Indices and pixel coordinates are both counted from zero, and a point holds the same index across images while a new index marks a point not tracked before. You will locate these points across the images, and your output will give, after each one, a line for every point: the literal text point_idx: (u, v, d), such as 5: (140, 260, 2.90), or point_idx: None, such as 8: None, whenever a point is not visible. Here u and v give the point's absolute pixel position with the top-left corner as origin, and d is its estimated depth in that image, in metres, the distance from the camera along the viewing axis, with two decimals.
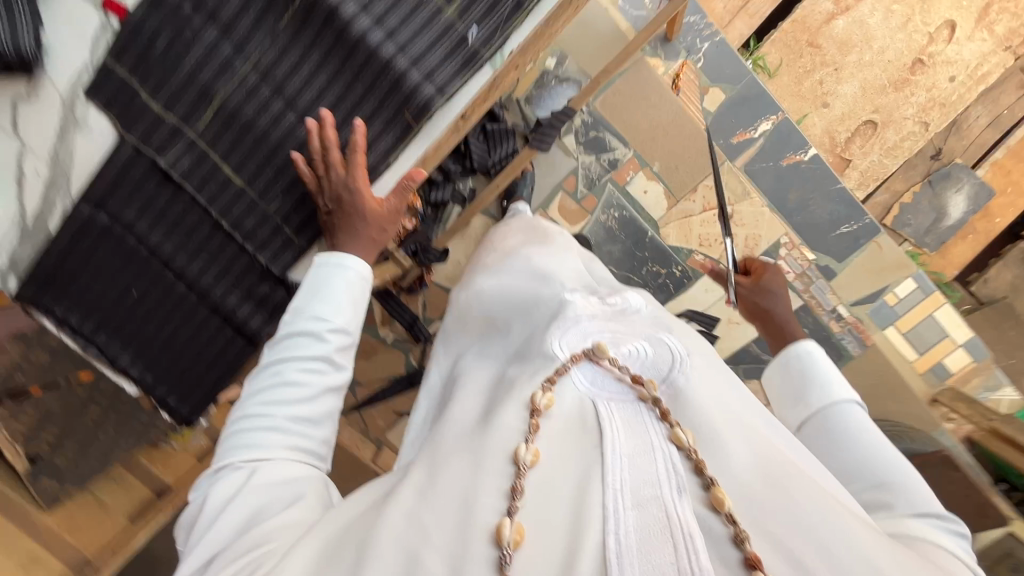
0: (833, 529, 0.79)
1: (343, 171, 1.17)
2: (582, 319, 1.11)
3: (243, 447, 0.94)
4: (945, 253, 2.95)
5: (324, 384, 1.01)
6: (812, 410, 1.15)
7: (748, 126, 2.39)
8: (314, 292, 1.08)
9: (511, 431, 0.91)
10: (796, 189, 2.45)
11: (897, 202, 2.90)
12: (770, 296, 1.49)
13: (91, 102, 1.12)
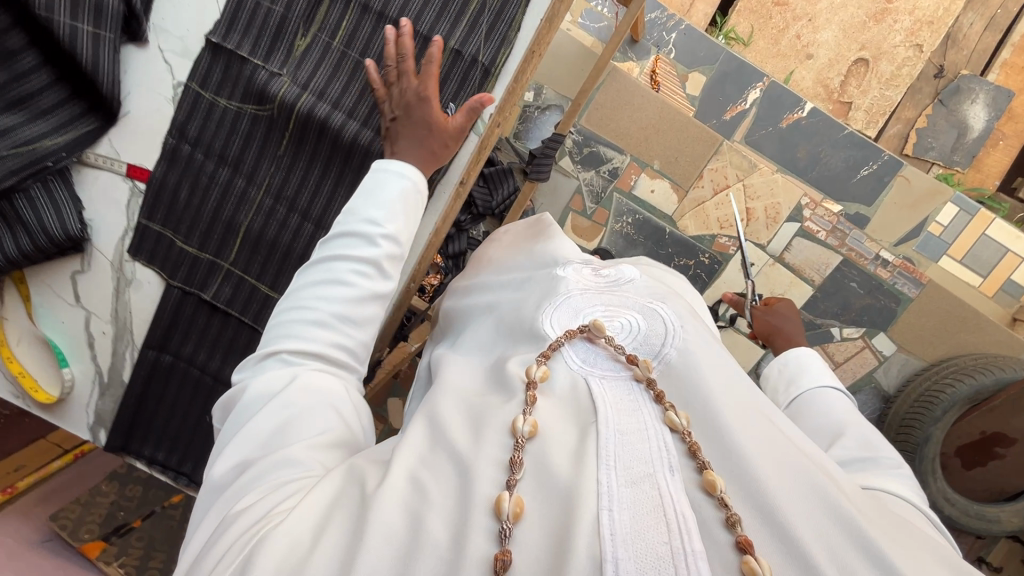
0: (825, 503, 0.70)
1: (416, 81, 1.13)
2: (573, 295, 1.06)
3: (294, 325, 0.95)
4: (979, 166, 2.84)
5: (368, 290, 1.01)
6: (800, 390, 1.18)
7: (738, 100, 2.37)
8: (366, 192, 1.06)
9: (508, 410, 0.85)
10: (802, 147, 2.40)
11: (912, 129, 2.80)
12: (781, 316, 1.57)
13: (137, 260, 1.28)
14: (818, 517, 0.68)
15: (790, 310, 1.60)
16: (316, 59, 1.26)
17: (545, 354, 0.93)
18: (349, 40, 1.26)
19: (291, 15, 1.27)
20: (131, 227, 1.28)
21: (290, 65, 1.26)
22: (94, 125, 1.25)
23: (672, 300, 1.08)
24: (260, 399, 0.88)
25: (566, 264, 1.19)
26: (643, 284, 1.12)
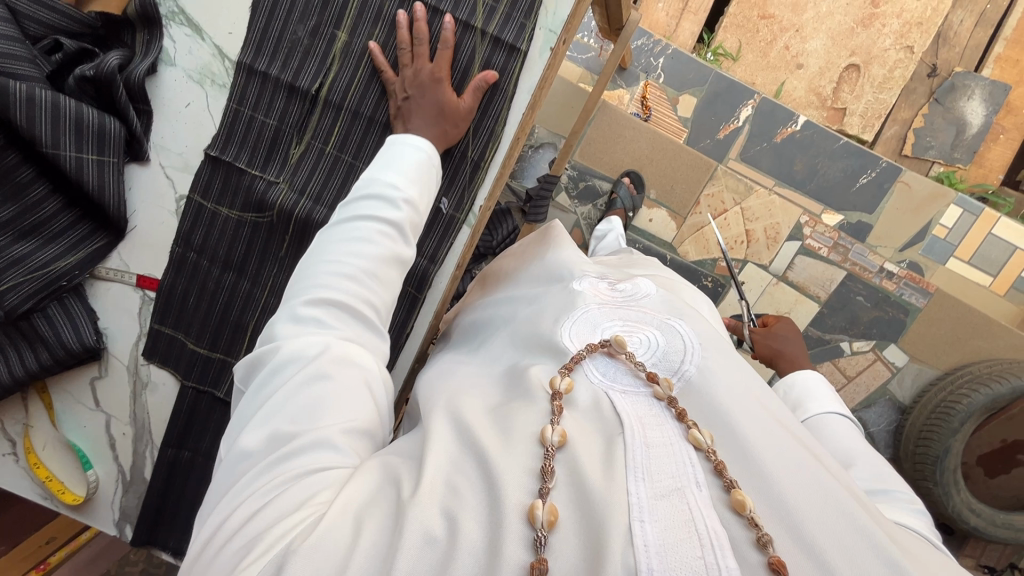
0: (855, 528, 0.68)
1: (429, 64, 1.17)
2: (591, 308, 1.03)
3: (323, 284, 0.90)
4: (981, 162, 2.81)
5: (393, 249, 0.98)
6: (807, 415, 1.17)
7: (730, 118, 2.37)
8: (386, 162, 1.05)
9: (533, 420, 0.81)
10: (800, 160, 2.39)
11: (909, 130, 2.77)
12: (781, 339, 1.54)
13: (151, 362, 1.28)
14: (844, 541, 0.66)
15: (789, 330, 1.60)
16: (311, 165, 1.27)
17: (568, 365, 0.90)
18: (342, 145, 1.26)
19: (284, 126, 1.28)
20: (145, 334, 1.28)
21: (287, 171, 1.27)
22: (103, 242, 1.25)
23: (686, 314, 1.06)
24: (293, 361, 0.83)
25: (580, 279, 1.16)
26: (659, 299, 1.09)
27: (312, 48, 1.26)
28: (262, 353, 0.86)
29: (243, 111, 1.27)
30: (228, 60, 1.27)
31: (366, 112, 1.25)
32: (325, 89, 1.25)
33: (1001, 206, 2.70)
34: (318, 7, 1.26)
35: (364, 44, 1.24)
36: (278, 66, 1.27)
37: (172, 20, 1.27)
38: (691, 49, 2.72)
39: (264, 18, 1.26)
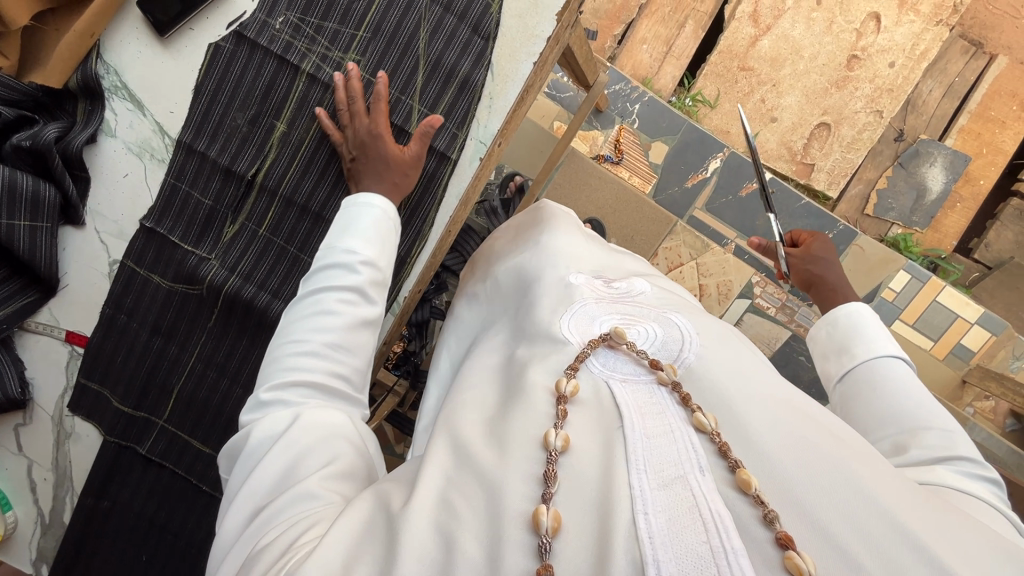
0: (863, 497, 0.65)
1: (367, 121, 1.17)
2: (586, 303, 1.00)
3: (282, 367, 0.94)
4: (937, 227, 2.86)
5: (354, 316, 1.00)
6: (857, 363, 1.07)
7: (699, 168, 2.43)
8: (349, 228, 1.08)
9: (535, 418, 0.80)
10: (761, 217, 2.45)
11: (874, 189, 2.82)
12: (823, 263, 1.42)
13: (77, 415, 1.22)
14: (858, 512, 0.64)
15: (829, 257, 1.44)
16: (244, 247, 1.24)
17: (573, 364, 0.87)
18: (276, 229, 1.24)
19: (219, 205, 1.24)
20: (69, 389, 1.22)
21: (220, 249, 1.23)
22: (34, 296, 1.18)
23: (683, 309, 1.04)
24: (264, 444, 0.86)
25: (576, 269, 1.12)
26: (654, 294, 1.08)
27: (251, 133, 1.23)
28: (239, 440, 0.90)
29: (180, 188, 1.22)
30: (168, 137, 1.21)
31: (302, 200, 1.24)
32: (262, 175, 1.23)
33: (950, 273, 2.77)
34: (259, 92, 1.23)
35: (303, 135, 1.23)
36: (217, 148, 1.22)
37: (114, 91, 1.19)
38: (671, 93, 2.76)
39: (204, 98, 1.21)
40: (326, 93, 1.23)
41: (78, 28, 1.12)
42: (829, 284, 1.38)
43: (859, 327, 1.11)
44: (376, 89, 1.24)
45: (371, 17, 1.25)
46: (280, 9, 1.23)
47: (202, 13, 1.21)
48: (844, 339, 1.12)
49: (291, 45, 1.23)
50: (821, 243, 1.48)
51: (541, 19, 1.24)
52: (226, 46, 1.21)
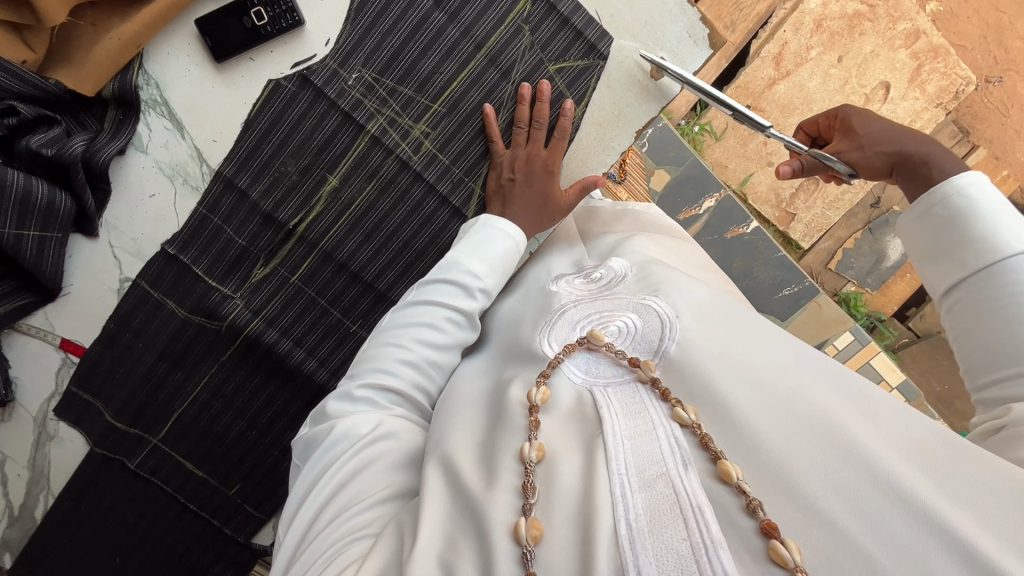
0: (871, 479, 0.53)
1: (544, 150, 0.94)
2: (567, 309, 0.82)
3: (374, 370, 0.77)
4: (886, 290, 2.62)
5: (458, 342, 0.82)
6: (966, 274, 0.79)
7: (695, 204, 2.32)
8: (472, 245, 0.86)
9: (512, 432, 0.68)
10: (740, 258, 2.31)
11: (839, 247, 2.61)
12: (876, 125, 0.96)
13: (63, 419, 0.92)
14: (857, 487, 0.53)
15: (882, 122, 0.96)
16: (269, 299, 0.95)
17: (545, 371, 0.73)
18: (310, 279, 0.95)
19: (252, 247, 0.94)
20: (59, 394, 0.92)
21: (248, 288, 0.94)
22: None
23: (679, 283, 0.80)
24: (342, 444, 0.71)
25: (557, 276, 0.92)
26: (640, 273, 0.84)
27: (300, 182, 0.94)
28: (313, 433, 0.75)
29: (211, 222, 0.93)
30: (208, 164, 0.93)
31: (343, 259, 0.96)
32: (305, 224, 0.94)
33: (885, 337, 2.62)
34: (316, 142, 0.93)
35: (357, 195, 0.95)
36: (259, 189, 0.93)
37: (151, 106, 0.92)
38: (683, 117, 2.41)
39: (253, 134, 0.93)
40: (388, 158, 0.96)
41: (123, 34, 0.86)
42: (908, 155, 0.90)
43: (968, 219, 0.79)
44: (442, 167, 0.97)
45: (453, 89, 0.96)
46: (357, 60, 0.94)
47: (268, 42, 0.92)
48: (939, 235, 0.82)
49: (361, 101, 0.94)
50: (861, 113, 0.99)
51: (619, 132, 1.03)
52: (288, 86, 0.92)
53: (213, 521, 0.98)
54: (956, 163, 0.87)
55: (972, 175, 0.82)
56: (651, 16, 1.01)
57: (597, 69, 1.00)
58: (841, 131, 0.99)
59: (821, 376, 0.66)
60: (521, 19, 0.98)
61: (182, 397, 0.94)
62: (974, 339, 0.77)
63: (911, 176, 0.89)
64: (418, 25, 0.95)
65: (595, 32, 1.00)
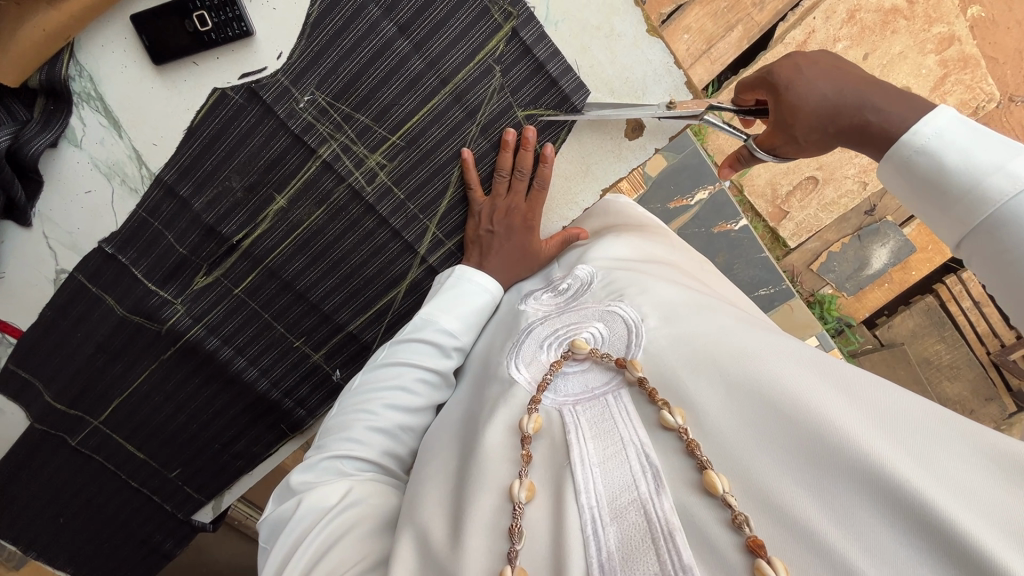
0: (857, 483, 0.48)
1: (523, 204, 0.93)
2: (534, 326, 0.78)
3: (342, 437, 0.75)
4: (861, 295, 2.01)
5: (433, 401, 0.82)
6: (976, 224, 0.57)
7: (686, 193, 1.76)
8: (447, 302, 0.86)
9: (494, 462, 0.66)
10: (722, 253, 1.78)
11: (827, 251, 1.97)
12: (807, 91, 0.73)
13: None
14: (845, 500, 0.49)
15: (820, 87, 0.72)
16: (213, 306, 0.98)
17: (534, 397, 0.68)
18: (255, 293, 0.98)
19: (194, 255, 0.95)
20: None
21: (189, 297, 0.97)
22: None
23: (645, 283, 0.75)
24: (311, 517, 0.68)
25: (525, 296, 0.87)
26: (607, 277, 0.79)
27: (245, 200, 0.93)
28: (283, 509, 0.71)
29: (152, 225, 0.92)
30: (147, 168, 0.90)
31: (287, 277, 0.98)
32: (249, 240, 0.95)
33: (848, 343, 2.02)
34: (262, 161, 0.91)
35: (305, 218, 0.95)
36: (204, 199, 0.92)
37: (84, 101, 0.85)
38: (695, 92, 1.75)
39: (197, 144, 0.89)
40: (341, 186, 0.94)
41: (46, 24, 0.77)
42: (855, 124, 0.69)
43: (944, 173, 0.59)
44: (395, 202, 0.97)
45: (414, 123, 0.93)
46: (310, 81, 0.89)
47: (212, 50, 0.85)
48: (927, 186, 0.61)
49: (313, 125, 0.90)
50: (793, 73, 0.75)
51: (584, 187, 1.02)
52: (234, 99, 0.88)
53: (154, 498, 1.09)
54: (914, 113, 0.64)
55: (923, 124, 0.61)
56: (633, 74, 0.95)
57: (567, 124, 0.97)
58: (777, 114, 0.77)
59: (813, 359, 0.59)
60: (491, 59, 0.92)
61: (125, 386, 1.00)
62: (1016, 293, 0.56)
63: (869, 145, 0.67)
64: (379, 53, 0.89)
65: (571, 83, 0.95)
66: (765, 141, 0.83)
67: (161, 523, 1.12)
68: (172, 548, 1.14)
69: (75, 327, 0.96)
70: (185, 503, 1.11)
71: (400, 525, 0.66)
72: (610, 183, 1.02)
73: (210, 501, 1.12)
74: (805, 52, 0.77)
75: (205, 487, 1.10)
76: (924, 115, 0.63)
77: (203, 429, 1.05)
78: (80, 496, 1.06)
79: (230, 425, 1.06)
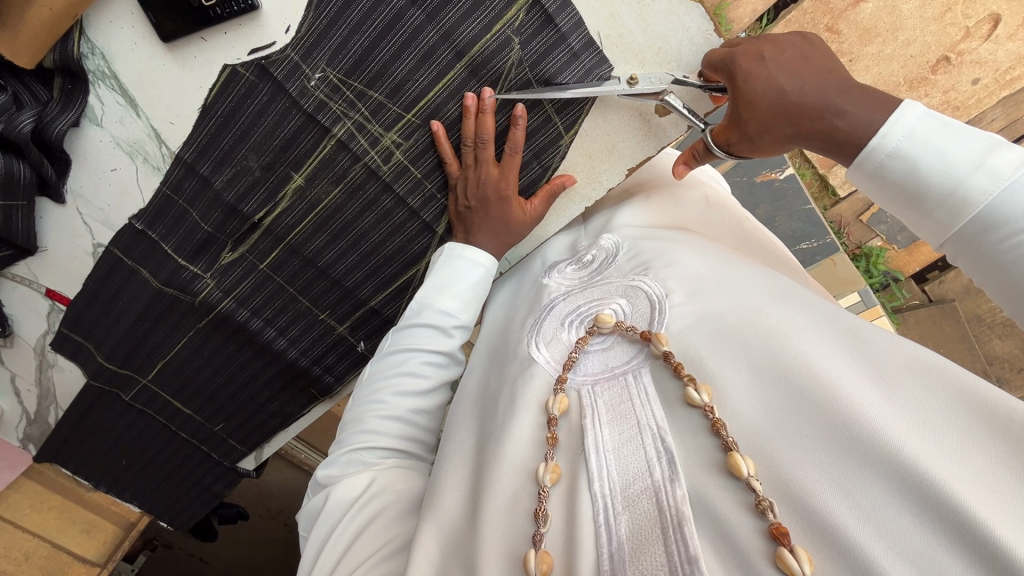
0: (889, 474, 0.46)
1: (496, 173, 0.88)
2: (555, 304, 0.77)
3: (358, 431, 0.77)
4: (914, 249, 1.86)
5: (442, 381, 0.82)
6: (947, 217, 0.62)
7: None
8: (438, 283, 0.85)
9: (517, 442, 0.65)
10: (764, 204, 1.62)
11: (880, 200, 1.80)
12: (767, 88, 0.74)
13: (59, 352, 1.10)
14: (870, 494, 0.46)
15: (780, 82, 0.73)
16: (240, 281, 1.02)
17: (560, 377, 0.67)
18: (279, 266, 1.01)
19: (218, 233, 0.98)
20: (52, 331, 1.09)
21: (217, 271, 1.01)
22: None
23: (673, 255, 0.72)
24: (342, 507, 0.72)
25: (549, 269, 0.86)
26: (633, 249, 0.78)
27: (263, 179, 0.94)
28: (313, 504, 0.76)
29: (177, 203, 0.96)
30: (167, 148, 0.93)
31: (309, 254, 0.99)
32: (269, 219, 0.96)
33: (894, 298, 1.91)
34: (276, 142, 0.91)
35: (323, 196, 0.95)
36: (223, 178, 0.94)
37: (100, 79, 0.88)
38: (744, 29, 1.49)
39: (212, 123, 0.91)
40: (357, 165, 0.93)
41: (52, 3, 0.78)
42: (818, 125, 0.71)
43: (921, 174, 0.63)
44: (413, 181, 0.95)
45: (429, 99, 0.89)
46: (320, 57, 0.87)
47: (220, 25, 0.84)
48: (899, 186, 0.65)
49: (325, 104, 0.89)
50: (757, 66, 0.76)
51: (609, 167, 0.96)
52: (246, 76, 0.87)
53: (202, 447, 1.20)
54: (877, 115, 0.67)
55: (892, 127, 0.65)
56: (667, 42, 0.88)
57: (589, 99, 0.92)
58: (734, 110, 0.78)
59: (852, 338, 0.55)
60: (510, 29, 0.87)
61: (168, 349, 1.08)
62: (999, 285, 0.60)
63: (835, 148, 0.71)
64: (390, 25, 0.85)
65: (593, 56, 0.89)
66: (719, 136, 0.82)
67: (210, 467, 1.23)
68: (221, 490, 1.26)
69: (116, 297, 1.04)
70: (230, 452, 1.21)
71: (422, 513, 0.68)
72: (637, 163, 0.95)
73: (251, 451, 1.21)
74: (770, 39, 0.77)
75: (246, 440, 1.19)
76: (893, 113, 0.66)
77: (241, 389, 1.13)
78: (139, 442, 1.18)
79: (264, 387, 1.13)
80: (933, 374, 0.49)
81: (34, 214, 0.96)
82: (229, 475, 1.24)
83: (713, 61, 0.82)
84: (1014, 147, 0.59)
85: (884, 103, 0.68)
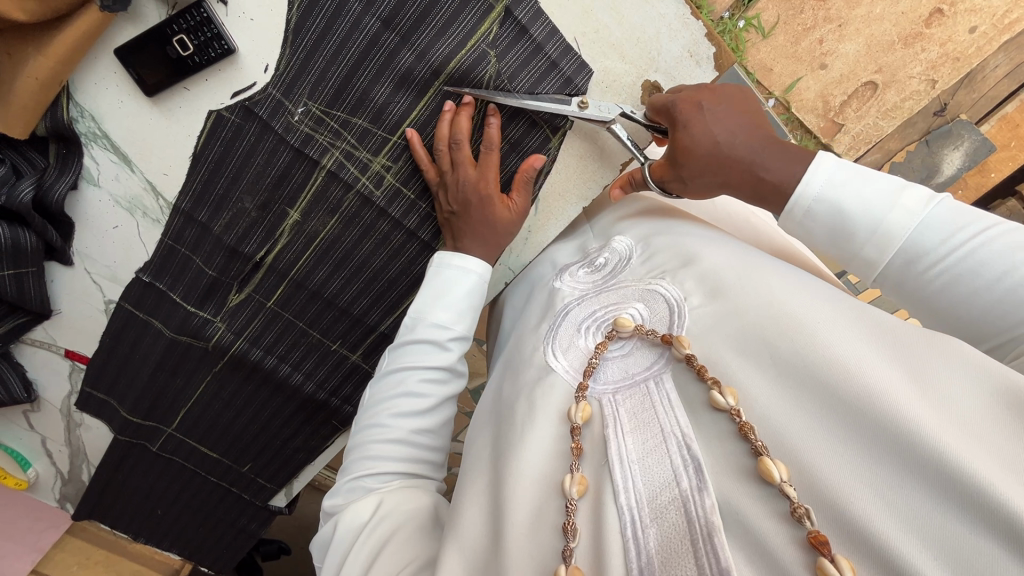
0: (932, 476, 0.43)
1: (475, 172, 0.87)
2: (570, 309, 0.75)
3: (363, 457, 0.77)
4: None
5: (442, 396, 0.81)
6: (874, 255, 0.67)
7: None
8: (431, 294, 0.84)
9: (541, 457, 0.64)
10: None
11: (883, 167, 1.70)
12: (698, 138, 0.75)
13: (85, 410, 1.12)
14: (910, 497, 0.44)
15: (714, 132, 0.74)
16: (249, 320, 1.02)
17: (582, 385, 0.65)
18: (286, 302, 1.01)
19: (223, 276, 0.99)
20: (75, 391, 1.10)
21: (226, 313, 1.02)
22: None
23: (688, 253, 0.71)
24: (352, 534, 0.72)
25: (560, 272, 0.85)
26: (644, 250, 0.77)
27: (260, 218, 0.94)
28: (324, 533, 0.75)
29: (179, 250, 0.98)
30: (164, 199, 0.94)
31: (315, 287, 1.00)
32: (272, 255, 0.97)
33: None
34: (272, 181, 0.92)
35: (320, 228, 0.95)
36: (221, 223, 0.95)
37: (92, 140, 0.89)
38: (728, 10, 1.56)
39: (205, 167, 0.92)
40: (349, 193, 0.93)
41: (39, 73, 0.80)
42: (746, 177, 0.73)
43: (848, 214, 0.67)
44: (407, 202, 0.94)
45: (413, 119, 0.89)
46: (301, 91, 0.87)
47: (200, 72, 0.86)
48: (829, 228, 0.69)
49: (312, 137, 0.89)
50: (694, 113, 0.77)
51: (603, 164, 0.96)
52: (231, 119, 0.88)
53: (232, 489, 1.20)
54: (796, 169, 0.71)
55: (814, 175, 0.69)
56: (645, 32, 0.89)
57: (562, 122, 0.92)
58: (670, 150, 0.78)
59: (882, 335, 0.53)
60: (485, 43, 0.87)
61: (187, 397, 1.09)
62: (927, 312, 0.66)
63: (761, 198, 0.73)
64: (366, 50, 0.85)
65: (572, 63, 0.89)
66: (656, 171, 0.81)
67: (242, 508, 1.23)
68: (256, 529, 1.26)
69: (133, 350, 1.06)
70: (259, 491, 1.21)
71: (445, 535, 0.67)
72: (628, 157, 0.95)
73: (281, 489, 1.21)
74: (706, 88, 0.79)
75: (274, 477, 1.19)
76: (811, 165, 0.70)
77: (262, 427, 1.13)
78: (172, 489, 1.19)
79: (286, 424, 1.13)
80: (971, 371, 0.47)
81: (44, 278, 0.98)
82: (261, 514, 1.25)
83: (656, 103, 0.82)
84: (915, 186, 0.67)
85: (800, 158, 0.72)
